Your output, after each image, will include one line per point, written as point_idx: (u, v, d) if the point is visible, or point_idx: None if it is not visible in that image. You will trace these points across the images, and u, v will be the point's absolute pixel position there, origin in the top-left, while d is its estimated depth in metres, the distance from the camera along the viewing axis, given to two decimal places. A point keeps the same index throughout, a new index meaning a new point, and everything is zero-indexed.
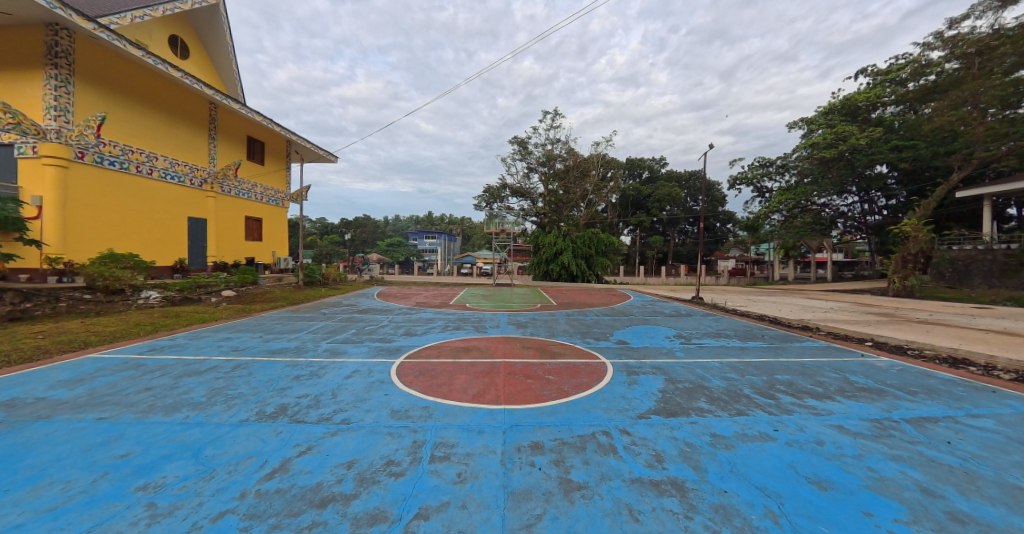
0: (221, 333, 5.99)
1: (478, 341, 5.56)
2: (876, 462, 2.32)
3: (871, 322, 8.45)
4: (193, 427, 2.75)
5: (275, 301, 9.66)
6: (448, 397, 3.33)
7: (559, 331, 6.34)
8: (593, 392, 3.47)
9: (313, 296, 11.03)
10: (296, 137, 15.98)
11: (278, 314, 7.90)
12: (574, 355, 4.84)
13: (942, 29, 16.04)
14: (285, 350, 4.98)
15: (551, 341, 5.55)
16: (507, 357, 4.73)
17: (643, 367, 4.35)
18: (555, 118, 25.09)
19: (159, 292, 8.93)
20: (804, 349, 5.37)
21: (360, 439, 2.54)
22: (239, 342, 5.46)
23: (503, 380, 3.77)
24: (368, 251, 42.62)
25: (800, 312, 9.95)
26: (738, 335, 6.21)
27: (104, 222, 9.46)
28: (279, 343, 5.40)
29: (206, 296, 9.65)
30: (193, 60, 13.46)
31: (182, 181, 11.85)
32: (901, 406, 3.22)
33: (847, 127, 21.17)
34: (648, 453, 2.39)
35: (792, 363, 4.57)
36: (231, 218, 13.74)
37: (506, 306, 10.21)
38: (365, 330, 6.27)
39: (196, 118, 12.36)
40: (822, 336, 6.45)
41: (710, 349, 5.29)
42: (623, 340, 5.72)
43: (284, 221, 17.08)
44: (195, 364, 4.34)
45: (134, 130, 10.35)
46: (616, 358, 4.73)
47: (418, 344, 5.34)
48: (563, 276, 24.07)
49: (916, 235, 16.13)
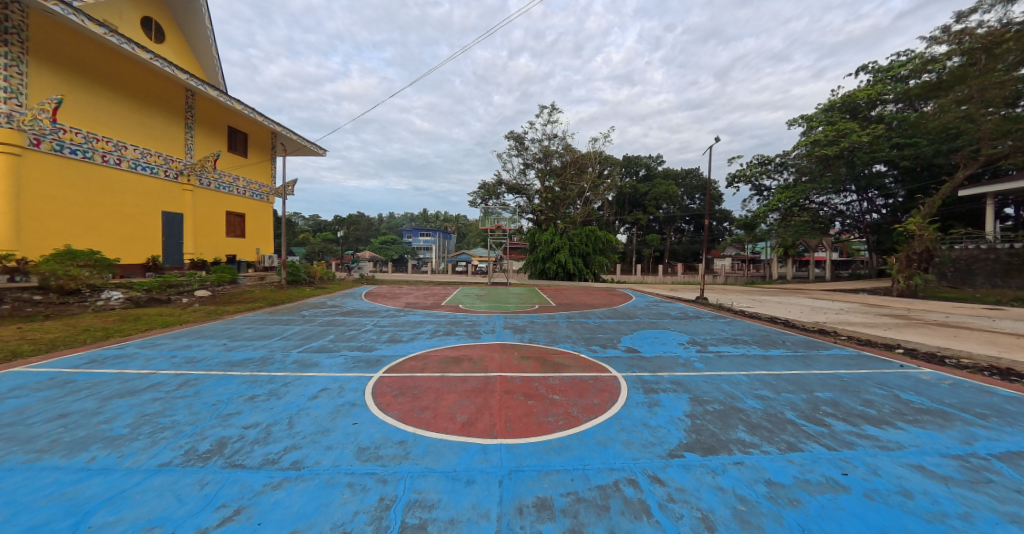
0: (181, 341, 5.27)
1: (471, 350, 4.91)
2: (994, 527, 1.75)
3: (889, 325, 7.96)
4: (92, 476, 2.09)
5: (251, 301, 8.97)
6: (430, 428, 2.68)
7: (560, 338, 5.69)
8: (607, 417, 2.88)
9: (296, 295, 10.34)
10: (281, 129, 15.16)
11: (253, 317, 7.19)
12: (580, 367, 4.23)
13: (948, 24, 15.68)
14: (248, 363, 4.30)
15: (552, 350, 4.94)
16: (503, 369, 4.10)
17: (660, 383, 3.76)
18: (552, 114, 24.60)
19: (123, 292, 8.11)
20: (835, 359, 4.81)
21: (308, 496, 1.91)
22: (202, 351, 4.81)
23: (497, 402, 3.14)
24: (360, 248, 41.86)
25: (812, 314, 9.45)
26: (758, 342, 5.61)
27: (64, 216, 8.66)
28: (243, 353, 4.70)
29: (177, 297, 8.93)
30: (169, 44, 12.60)
31: (156, 173, 11.04)
32: (981, 436, 2.65)
33: (848, 124, 20.90)
34: (692, 516, 1.78)
35: (829, 378, 4.01)
36: (210, 213, 12.93)
37: (502, 307, 9.59)
38: (344, 338, 5.54)
39: (172, 106, 11.54)
40: (846, 343, 5.92)
41: (731, 359, 4.70)
42: (634, 349, 5.07)
43: (269, 217, 16.23)
44: (140, 380, 3.69)
45: (99, 116, 9.53)
46: (628, 370, 4.12)
47: (402, 353, 4.70)
48: (560, 275, 23.61)
49: (921, 233, 15.78)
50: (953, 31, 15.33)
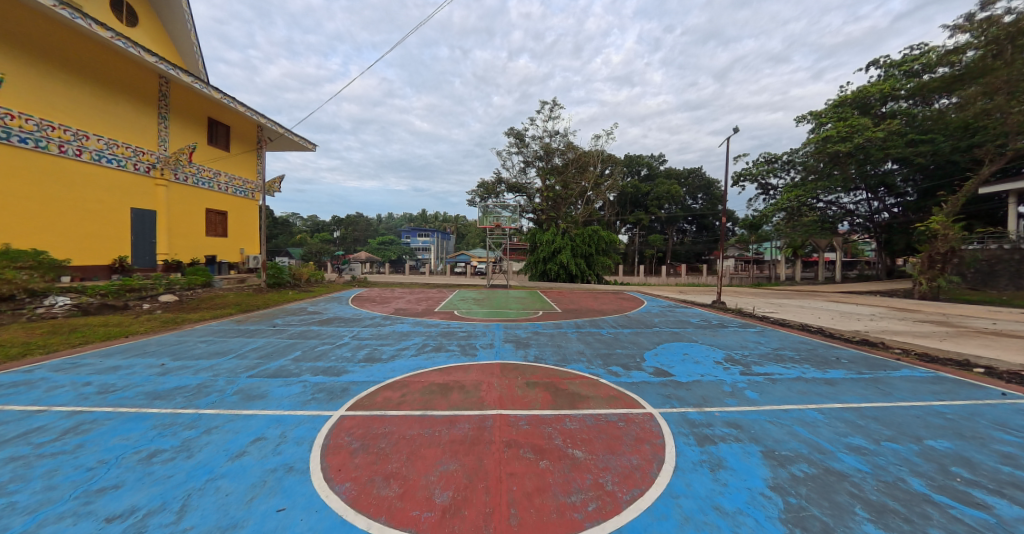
0: (110, 361, 4.28)
1: (464, 374, 3.95)
2: None
3: (939, 334, 7.02)
4: None
5: (221, 308, 8.00)
6: (392, 520, 1.73)
7: (571, 356, 4.71)
8: (657, 496, 1.94)
9: (273, 300, 9.38)
10: (266, 122, 14.20)
11: (215, 328, 6.22)
12: (603, 398, 3.29)
13: (972, 12, 14.57)
14: (177, 395, 3.34)
15: (563, 373, 3.97)
16: (503, 405, 3.14)
17: (714, 425, 2.82)
18: (553, 109, 23.63)
19: (72, 298, 7.16)
20: (915, 384, 3.85)
21: None
22: (128, 375, 3.82)
23: (495, 465, 2.20)
24: (357, 249, 40.96)
25: (844, 321, 8.50)
26: (808, 361, 4.65)
27: (8, 211, 7.72)
28: (177, 380, 3.72)
29: (136, 303, 7.90)
30: (143, 28, 11.66)
31: (124, 166, 10.11)
32: None
33: (860, 120, 20.05)
34: None
35: (928, 415, 3.07)
36: (188, 211, 11.98)
37: (501, 313, 8.62)
38: (311, 356, 4.56)
39: (143, 94, 10.59)
40: (908, 359, 4.99)
41: (788, 385, 3.75)
42: (663, 371, 4.12)
43: (255, 215, 15.26)
44: (13, 425, 2.70)
45: (54, 102, 8.62)
46: (664, 404, 3.18)
47: (376, 378, 3.76)
48: (561, 276, 22.65)
49: (946, 233, 14.73)
50: (978, 19, 14.21)
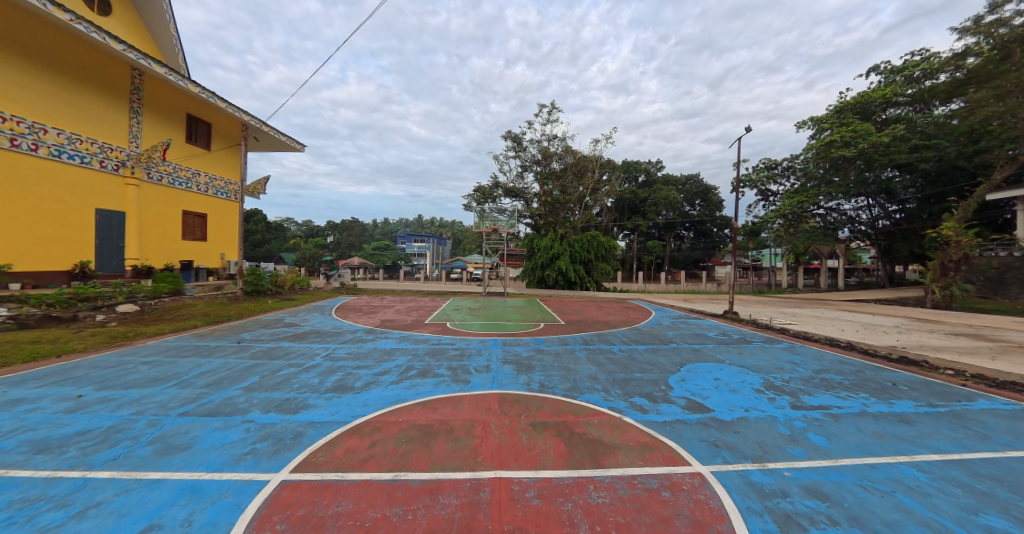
0: (13, 392, 3.43)
1: (452, 410, 3.17)
2: None
3: (983, 350, 6.32)
4: None
5: (184, 320, 7.12)
6: None
7: (583, 383, 3.93)
8: None
9: (247, 311, 8.50)
10: (251, 120, 13.42)
11: (169, 345, 5.37)
12: (634, 451, 2.51)
13: (980, 15, 14.17)
14: (69, 446, 2.50)
15: (575, 410, 3.20)
16: (503, 460, 2.38)
17: (794, 495, 2.05)
18: (552, 112, 23.06)
19: (11, 309, 6.30)
20: (1009, 422, 3.12)
21: None
22: (26, 414, 3.00)
23: None
24: (351, 255, 40.20)
25: (871, 334, 7.81)
26: (863, 388, 3.92)
27: None
28: (85, 421, 2.89)
29: (88, 315, 6.99)
30: (116, 18, 10.88)
31: (88, 162, 9.28)
32: None
33: (862, 125, 19.59)
34: None
35: None
36: (161, 213, 11.14)
37: (498, 325, 7.83)
38: (268, 385, 3.75)
39: (111, 85, 9.77)
40: (974, 384, 4.26)
41: (860, 426, 3.00)
42: (696, 404, 3.38)
43: (237, 218, 14.38)
44: None
45: (6, 89, 7.76)
46: (715, 460, 2.41)
47: (341, 419, 2.96)
48: (560, 283, 22.00)
49: (958, 240, 14.09)
50: (984, 22, 13.78)
